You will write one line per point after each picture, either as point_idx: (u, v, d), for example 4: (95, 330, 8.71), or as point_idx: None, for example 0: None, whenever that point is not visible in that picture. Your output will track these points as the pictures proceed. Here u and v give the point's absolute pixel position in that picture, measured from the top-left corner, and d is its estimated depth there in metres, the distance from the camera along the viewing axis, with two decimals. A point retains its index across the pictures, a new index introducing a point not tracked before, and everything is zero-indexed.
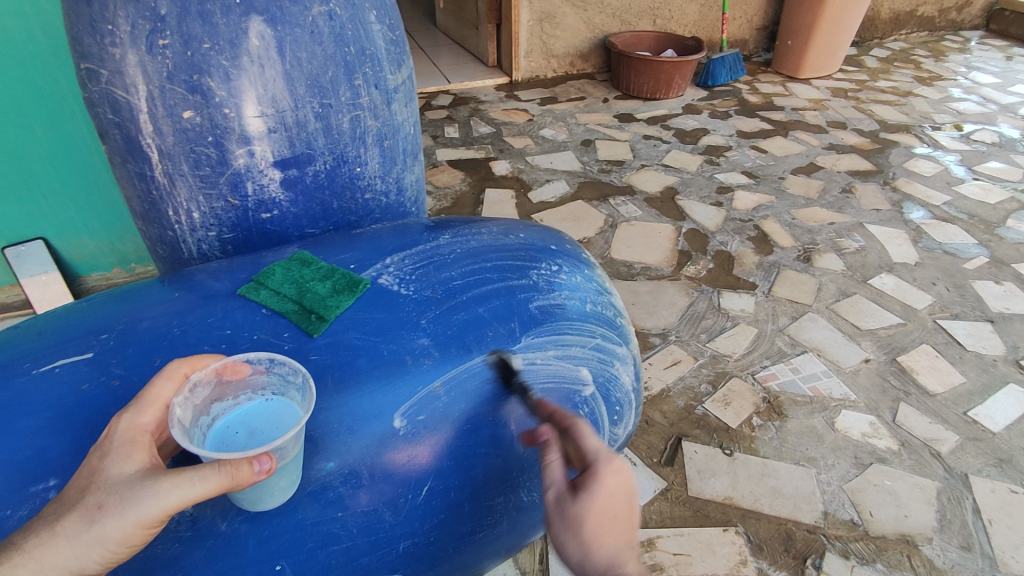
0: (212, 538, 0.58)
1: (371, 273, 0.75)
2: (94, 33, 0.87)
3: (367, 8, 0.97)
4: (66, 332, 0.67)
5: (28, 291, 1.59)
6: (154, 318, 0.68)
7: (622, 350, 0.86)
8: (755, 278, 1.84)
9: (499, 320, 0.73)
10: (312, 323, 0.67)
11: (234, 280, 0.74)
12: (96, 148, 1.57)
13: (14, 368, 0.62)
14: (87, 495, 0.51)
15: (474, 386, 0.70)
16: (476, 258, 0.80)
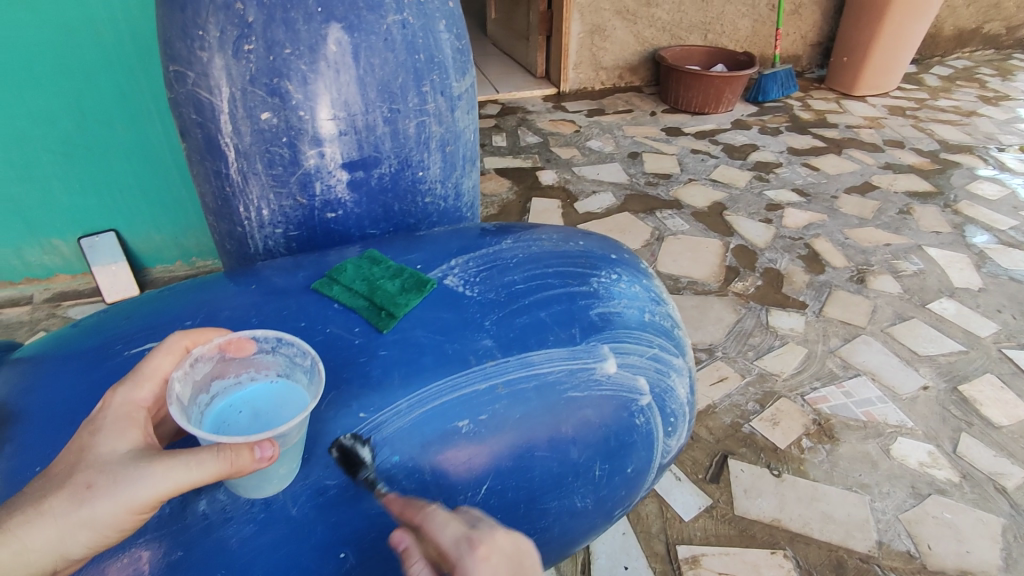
0: (285, 522, 0.61)
1: (437, 273, 0.77)
2: (185, 38, 0.92)
3: (438, 18, 1.00)
4: (155, 317, 0.71)
5: (99, 279, 1.70)
6: (234, 307, 0.71)
7: (679, 361, 0.84)
8: (806, 297, 1.80)
9: (560, 325, 0.74)
10: (382, 319, 0.70)
11: (308, 276, 0.77)
12: (169, 148, 1.65)
13: (107, 348, 0.67)
14: (77, 473, 0.50)
15: (535, 389, 0.70)
16: (538, 263, 0.81)
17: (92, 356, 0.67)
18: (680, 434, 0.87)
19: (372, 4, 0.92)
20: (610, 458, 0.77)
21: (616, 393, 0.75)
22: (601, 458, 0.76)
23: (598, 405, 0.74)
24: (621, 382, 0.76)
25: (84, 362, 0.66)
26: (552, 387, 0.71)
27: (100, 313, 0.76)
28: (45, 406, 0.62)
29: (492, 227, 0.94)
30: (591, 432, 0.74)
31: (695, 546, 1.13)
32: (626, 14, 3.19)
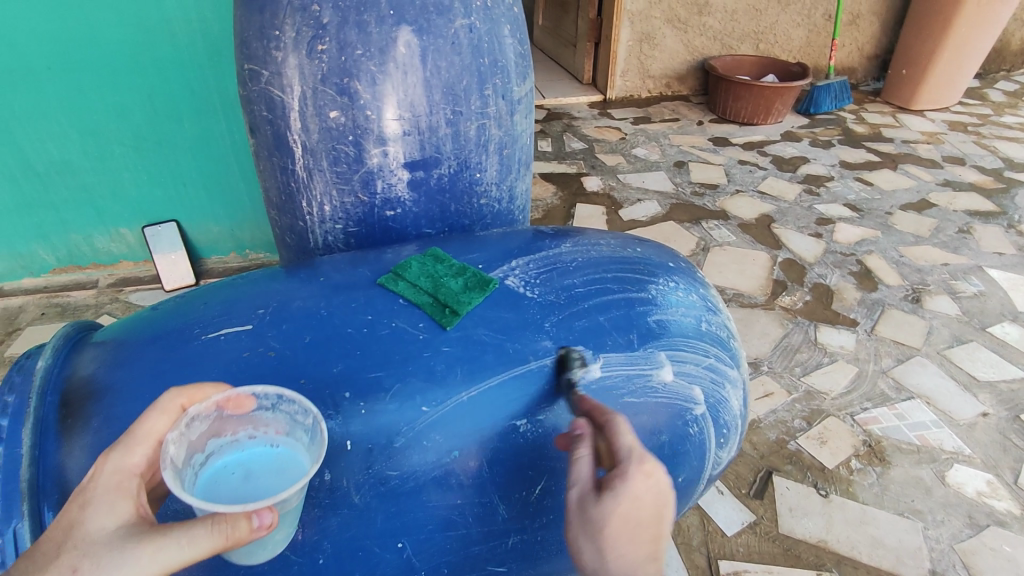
0: (347, 509, 0.63)
1: (498, 273, 0.78)
2: (263, 38, 0.96)
3: (503, 22, 1.02)
4: (229, 304, 0.74)
5: (159, 268, 1.78)
6: (304, 299, 0.74)
7: (734, 373, 0.83)
8: (857, 315, 1.76)
9: (619, 330, 0.75)
10: (445, 316, 0.71)
11: (372, 271, 0.79)
12: (232, 144, 1.71)
13: (186, 332, 0.71)
14: (64, 554, 0.48)
15: (591, 393, 0.71)
16: (597, 268, 0.81)
17: (171, 339, 0.70)
18: (731, 446, 0.86)
19: (442, 8, 0.94)
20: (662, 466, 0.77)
21: (670, 401, 0.75)
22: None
23: (653, 412, 0.74)
24: (676, 391, 0.76)
25: (165, 345, 0.70)
26: (609, 392, 0.72)
27: (180, 297, 0.81)
28: (131, 385, 0.66)
29: (550, 229, 0.95)
30: (645, 439, 0.74)
31: (736, 561, 1.11)
32: (677, 22, 3.17)
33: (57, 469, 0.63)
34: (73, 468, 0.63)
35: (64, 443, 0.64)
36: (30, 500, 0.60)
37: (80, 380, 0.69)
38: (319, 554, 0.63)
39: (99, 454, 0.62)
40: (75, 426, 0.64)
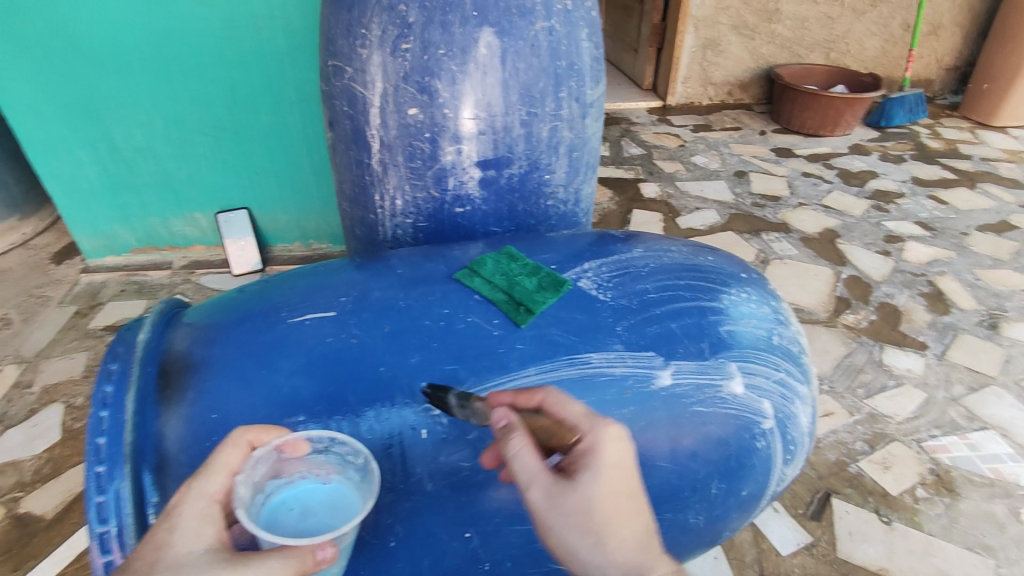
0: (420, 494, 0.65)
1: (572, 274, 0.79)
2: (349, 35, 1.00)
3: (581, 26, 1.03)
4: (312, 290, 0.78)
5: (229, 252, 1.86)
6: (383, 289, 0.76)
7: (804, 389, 0.81)
8: (926, 338, 1.68)
9: (690, 338, 0.74)
10: (520, 315, 0.73)
11: (447, 265, 0.82)
12: (304, 137, 1.78)
13: (274, 315, 0.75)
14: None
15: (661, 399, 0.71)
16: (669, 274, 0.81)
17: (259, 321, 0.74)
18: (797, 464, 0.84)
19: (524, 10, 0.95)
20: (727, 478, 0.76)
21: (739, 413, 0.74)
22: (718, 477, 0.75)
23: (721, 423, 0.73)
24: (746, 403, 0.75)
25: (253, 326, 0.74)
26: (678, 401, 0.71)
27: (264, 281, 0.85)
28: (223, 362, 0.70)
29: (621, 232, 0.95)
30: (712, 450, 0.74)
31: None
32: (743, 29, 3.11)
33: (155, 435, 0.67)
34: (169, 436, 0.67)
35: (162, 412, 0.68)
36: (132, 462, 0.64)
37: (176, 354, 0.73)
38: (390, 538, 0.65)
39: (195, 424, 0.67)
40: (172, 397, 0.69)
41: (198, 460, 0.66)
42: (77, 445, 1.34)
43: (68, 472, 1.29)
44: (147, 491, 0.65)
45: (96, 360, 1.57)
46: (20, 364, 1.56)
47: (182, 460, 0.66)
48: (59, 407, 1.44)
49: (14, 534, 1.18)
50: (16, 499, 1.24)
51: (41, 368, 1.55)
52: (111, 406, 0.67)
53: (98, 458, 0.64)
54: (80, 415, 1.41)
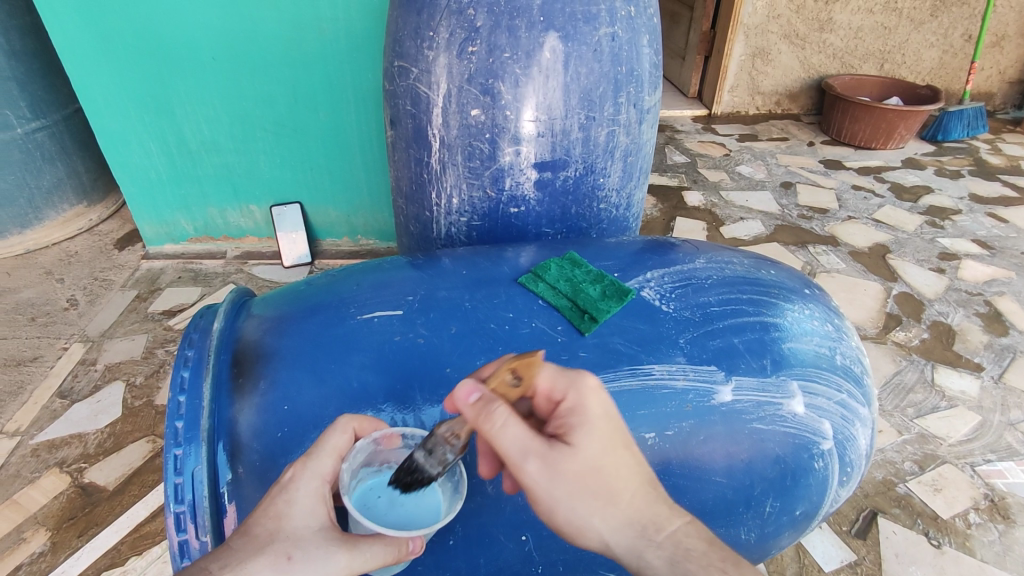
0: (480, 495, 0.68)
1: (635, 283, 0.80)
2: (416, 37, 1.03)
3: (643, 32, 1.04)
4: (379, 288, 0.81)
5: (281, 244, 1.93)
6: (449, 290, 0.79)
7: (864, 411, 0.81)
8: (982, 359, 1.63)
9: (752, 354, 0.75)
10: (584, 322, 0.74)
11: (507, 268, 0.84)
12: (357, 135, 1.83)
13: (343, 310, 0.78)
14: (277, 542, 0.54)
15: (720, 414, 0.72)
16: (732, 287, 0.82)
17: (328, 316, 0.78)
18: (852, 485, 0.84)
19: (589, 16, 0.97)
20: (782, 496, 0.76)
21: (799, 432, 0.75)
22: (773, 494, 0.76)
23: (780, 441, 0.74)
24: (805, 422, 0.75)
25: (323, 320, 0.77)
26: (737, 417, 0.72)
27: (330, 276, 0.89)
28: (294, 353, 0.74)
29: (681, 241, 0.95)
30: (769, 467, 0.74)
31: None
32: (795, 38, 3.06)
33: (229, 420, 0.69)
34: (242, 423, 0.69)
35: (236, 399, 0.71)
36: (207, 440, 0.68)
37: (248, 343, 0.76)
38: (450, 536, 0.68)
39: (267, 414, 0.69)
40: (246, 385, 0.71)
41: (270, 448, 0.68)
42: (137, 422, 1.41)
43: (128, 446, 1.35)
44: (220, 469, 0.68)
45: (156, 343, 1.64)
46: (86, 343, 1.65)
47: (255, 446, 0.68)
48: (120, 384, 1.51)
49: (78, 502, 1.25)
50: (80, 469, 1.31)
51: (105, 348, 1.63)
52: (187, 391, 0.71)
53: (176, 441, 0.68)
54: (140, 394, 1.48)
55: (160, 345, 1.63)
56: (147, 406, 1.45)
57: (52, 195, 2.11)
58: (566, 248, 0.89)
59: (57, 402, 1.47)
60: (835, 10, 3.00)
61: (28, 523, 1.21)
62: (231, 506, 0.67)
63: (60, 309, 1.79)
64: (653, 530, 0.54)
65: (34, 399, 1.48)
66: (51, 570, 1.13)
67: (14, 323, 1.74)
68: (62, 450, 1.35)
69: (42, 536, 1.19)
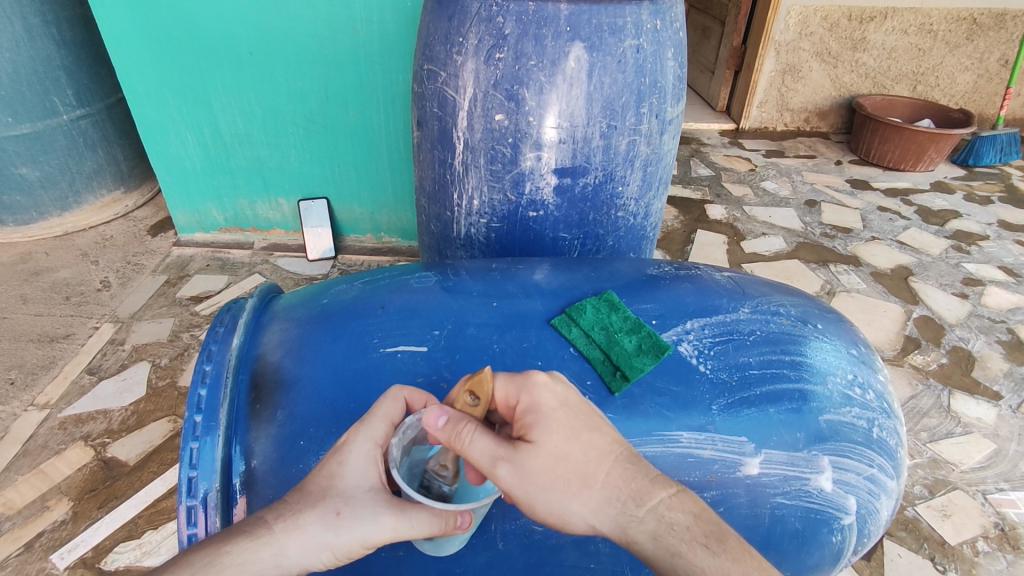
0: (491, 550, 0.70)
1: (673, 336, 0.80)
2: (446, 43, 1.06)
3: (668, 46, 1.06)
4: (406, 317, 0.82)
5: (307, 239, 1.99)
6: (478, 326, 0.81)
7: (892, 485, 0.81)
8: (1001, 388, 1.61)
9: (786, 427, 0.75)
10: (617, 380, 0.75)
11: (533, 299, 0.85)
12: (384, 135, 1.87)
13: (368, 341, 0.79)
14: (328, 498, 0.58)
15: (745, 487, 0.74)
16: (774, 346, 0.81)
17: (355, 346, 0.79)
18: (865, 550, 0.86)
19: (615, 28, 0.99)
20: (792, 564, 0.79)
21: (822, 508, 0.76)
22: (784, 563, 0.79)
23: (801, 517, 0.76)
24: (831, 499, 0.76)
25: (347, 350, 0.79)
26: (762, 490, 0.74)
27: (355, 290, 0.91)
28: (316, 384, 0.75)
29: (723, 276, 0.94)
30: (786, 540, 0.77)
31: None
32: (827, 56, 3.05)
33: (245, 446, 0.72)
34: (258, 453, 0.72)
35: (252, 425, 0.73)
36: (224, 434, 0.72)
37: (268, 364, 0.79)
38: None
39: (282, 447, 0.72)
40: (263, 412, 0.74)
41: (283, 481, 0.70)
42: (159, 402, 1.46)
43: (150, 425, 1.40)
44: (234, 463, 0.71)
45: (181, 327, 1.70)
46: (116, 324, 1.71)
47: (269, 477, 0.70)
48: (146, 364, 1.57)
49: (100, 475, 1.30)
50: (103, 444, 1.36)
51: (133, 329, 1.69)
52: (203, 411, 0.73)
53: (191, 463, 0.70)
54: (163, 374, 1.54)
55: (186, 329, 1.69)
56: (170, 387, 1.50)
57: (92, 180, 2.19)
58: (586, 273, 0.91)
59: (86, 377, 1.54)
60: (870, 29, 2.98)
61: (52, 492, 1.27)
62: (241, 499, 0.70)
63: (92, 290, 1.86)
64: (633, 505, 0.55)
65: (64, 374, 1.55)
66: (71, 538, 1.18)
67: (49, 301, 1.81)
68: (88, 424, 1.41)
69: (64, 506, 1.24)
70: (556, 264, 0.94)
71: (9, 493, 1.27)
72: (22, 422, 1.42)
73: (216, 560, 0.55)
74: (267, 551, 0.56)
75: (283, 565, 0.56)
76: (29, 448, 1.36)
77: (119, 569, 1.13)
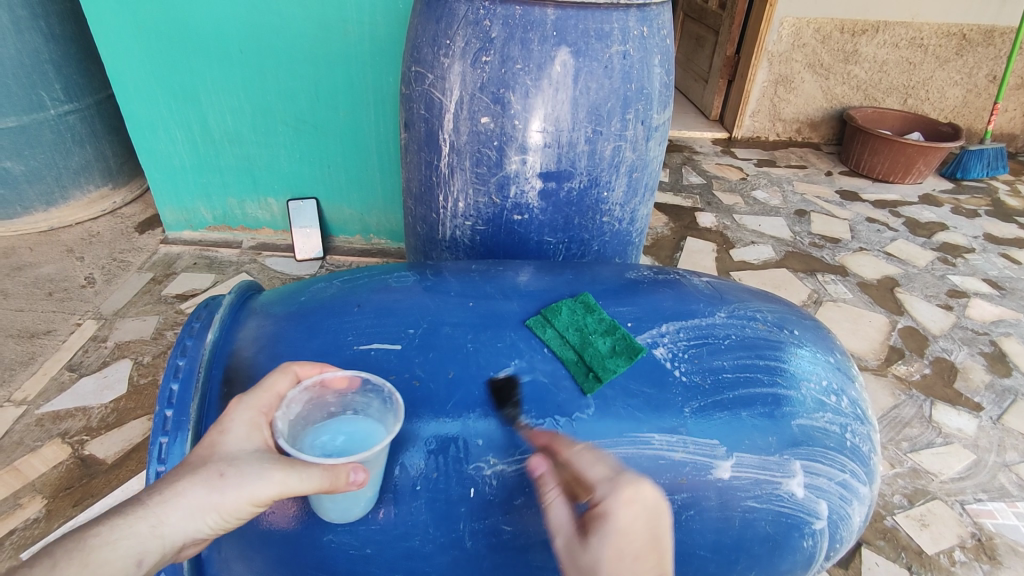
0: (459, 549, 0.70)
1: (647, 339, 0.81)
2: (434, 44, 1.06)
3: (655, 52, 1.07)
4: (383, 315, 0.82)
5: (295, 238, 1.99)
6: (453, 325, 0.81)
7: (865, 491, 0.82)
8: (982, 399, 1.62)
9: (759, 431, 0.75)
10: (588, 382, 0.75)
11: (514, 302, 0.84)
12: (374, 135, 1.87)
13: (343, 339, 0.79)
14: (209, 463, 0.58)
15: (716, 490, 0.74)
16: (749, 351, 0.81)
17: (330, 342, 0.79)
18: (837, 556, 0.86)
19: (601, 33, 0.99)
20: (763, 568, 0.79)
21: (793, 512, 0.77)
22: (756, 568, 0.78)
23: (772, 520, 0.76)
24: (802, 503, 0.77)
25: (323, 346, 0.79)
26: (732, 493, 0.74)
27: (334, 288, 0.90)
28: None
29: (703, 282, 0.95)
30: (757, 544, 0.77)
31: None
32: (819, 68, 3.08)
33: None
34: None
35: None
36: (195, 431, 0.71)
37: (242, 360, 0.78)
38: None
39: None
40: None
41: None
42: (140, 400, 1.45)
43: (129, 423, 1.39)
44: None
45: (165, 325, 1.68)
46: (99, 321, 1.70)
47: None
48: (128, 362, 1.56)
49: (76, 473, 1.29)
50: (81, 442, 1.35)
51: (116, 327, 1.68)
52: (175, 406, 0.72)
53: (160, 458, 0.69)
54: (145, 372, 1.53)
55: (170, 328, 1.67)
56: (152, 385, 1.49)
57: (79, 176, 2.18)
58: (569, 276, 0.91)
59: (66, 374, 1.52)
60: (861, 42, 3.01)
61: (26, 490, 1.26)
62: None
63: (77, 286, 1.84)
64: None
65: (44, 371, 1.53)
66: (44, 537, 1.17)
67: (32, 296, 1.80)
68: (65, 422, 1.40)
69: (38, 503, 1.23)
70: (539, 267, 0.94)
71: None
72: None
73: (84, 543, 0.53)
74: (144, 524, 0.55)
75: (164, 534, 0.56)
76: (4, 444, 1.35)
77: None
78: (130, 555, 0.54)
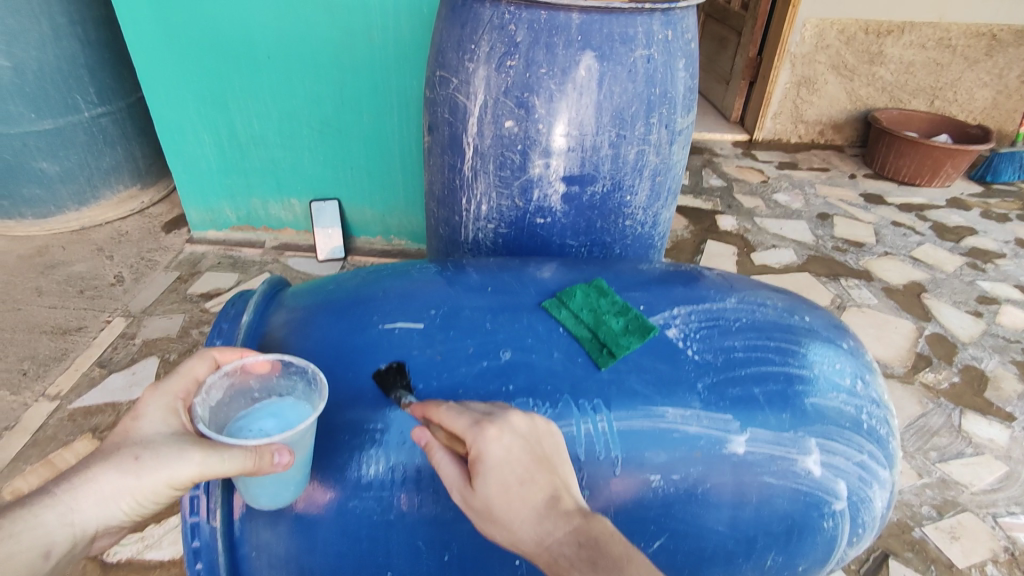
0: None
1: (660, 320, 0.81)
2: (459, 49, 1.06)
3: (680, 56, 1.06)
4: (404, 298, 0.83)
5: (318, 240, 2.00)
6: (473, 308, 0.81)
7: (885, 474, 0.81)
8: (1014, 409, 1.58)
9: (772, 407, 0.75)
10: (602, 356, 0.76)
11: (532, 291, 0.85)
12: (397, 139, 1.88)
13: (366, 318, 0.80)
14: (125, 449, 0.58)
15: (731, 465, 0.73)
16: (760, 332, 0.81)
17: (353, 322, 0.80)
18: (861, 543, 0.85)
19: (626, 37, 0.99)
20: (783, 549, 0.78)
21: (811, 491, 0.76)
22: (775, 549, 0.77)
23: (789, 498, 0.75)
24: (820, 482, 0.76)
25: (347, 325, 0.80)
26: (748, 468, 0.73)
27: (358, 279, 0.92)
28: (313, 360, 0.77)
29: (715, 274, 0.94)
30: (775, 523, 0.76)
31: None
32: (842, 70, 3.03)
33: None
34: None
35: None
36: None
37: (273, 340, 0.80)
38: (445, 552, 0.71)
39: None
40: None
41: None
42: None
43: None
44: None
45: (191, 324, 1.71)
46: (127, 318, 1.73)
47: None
48: (155, 359, 1.59)
49: None
50: None
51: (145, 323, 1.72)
52: None
53: None
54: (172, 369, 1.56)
55: (195, 326, 1.70)
56: None
57: (109, 176, 2.23)
58: (590, 269, 0.91)
59: (96, 370, 1.56)
60: (887, 43, 2.97)
61: None
62: None
63: (107, 285, 1.88)
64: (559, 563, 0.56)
65: (76, 367, 1.57)
66: None
67: (65, 294, 1.84)
68: (96, 417, 1.43)
69: None
70: (562, 263, 0.94)
71: (18, 482, 1.29)
72: (33, 413, 1.45)
73: None
74: (52, 511, 0.56)
75: (75, 521, 0.57)
76: (38, 438, 1.38)
77: (121, 561, 1.14)
78: (37, 547, 0.55)
